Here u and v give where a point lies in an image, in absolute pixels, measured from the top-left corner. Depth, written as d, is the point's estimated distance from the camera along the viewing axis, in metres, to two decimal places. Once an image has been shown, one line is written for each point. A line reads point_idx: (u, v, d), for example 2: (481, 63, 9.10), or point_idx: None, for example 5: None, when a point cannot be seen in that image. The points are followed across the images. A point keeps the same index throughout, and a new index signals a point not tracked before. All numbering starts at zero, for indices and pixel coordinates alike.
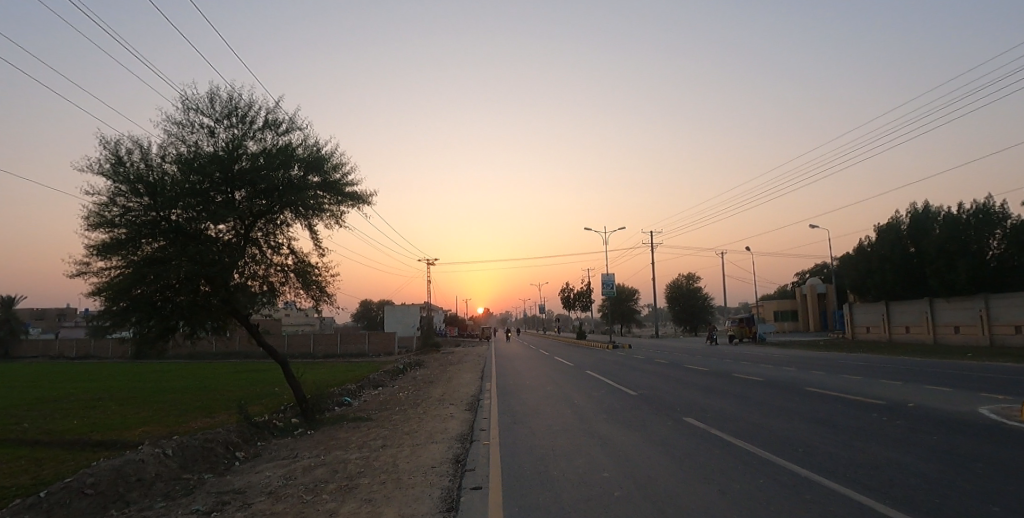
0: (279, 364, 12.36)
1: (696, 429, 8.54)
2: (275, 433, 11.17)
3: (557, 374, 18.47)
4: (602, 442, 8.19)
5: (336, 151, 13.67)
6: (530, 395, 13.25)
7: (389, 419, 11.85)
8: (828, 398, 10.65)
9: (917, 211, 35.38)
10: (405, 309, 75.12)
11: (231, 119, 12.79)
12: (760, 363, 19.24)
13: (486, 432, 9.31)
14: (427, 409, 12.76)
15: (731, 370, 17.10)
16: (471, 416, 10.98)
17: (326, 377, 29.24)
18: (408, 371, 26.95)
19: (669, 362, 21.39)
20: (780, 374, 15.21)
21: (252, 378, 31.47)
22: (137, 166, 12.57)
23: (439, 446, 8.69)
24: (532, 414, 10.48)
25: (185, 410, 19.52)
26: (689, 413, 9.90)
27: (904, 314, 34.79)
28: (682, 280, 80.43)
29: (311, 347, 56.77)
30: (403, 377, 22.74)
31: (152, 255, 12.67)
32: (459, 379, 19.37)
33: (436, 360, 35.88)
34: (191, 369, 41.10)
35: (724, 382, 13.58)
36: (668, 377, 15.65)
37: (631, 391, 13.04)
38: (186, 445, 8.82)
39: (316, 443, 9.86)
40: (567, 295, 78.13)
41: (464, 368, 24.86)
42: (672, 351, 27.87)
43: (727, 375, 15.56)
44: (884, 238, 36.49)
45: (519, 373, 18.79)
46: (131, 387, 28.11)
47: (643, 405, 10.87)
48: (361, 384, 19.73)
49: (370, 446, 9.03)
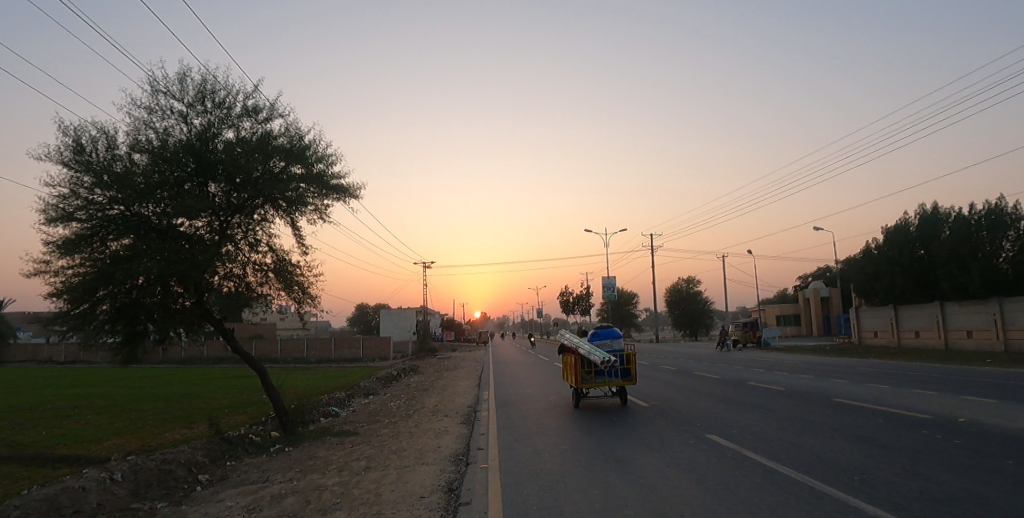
0: (256, 373, 11.19)
1: (726, 451, 7.44)
2: (249, 451, 10.02)
3: (559, 381, 17.42)
4: (618, 464, 7.13)
5: (320, 140, 12.70)
6: (532, 406, 12.19)
7: (377, 434, 10.73)
8: (865, 412, 9.61)
9: (926, 212, 34.52)
10: (402, 314, 74.01)
11: (205, 105, 11.83)
12: (775, 370, 18.18)
13: (484, 451, 8.19)
14: (419, 421, 11.66)
15: (746, 378, 16.03)
16: (467, 432, 9.85)
17: (318, 384, 28.06)
18: (402, 378, 25.77)
19: (677, 368, 20.36)
20: (800, 383, 14.16)
21: (241, 385, 30.27)
22: (101, 156, 11.52)
23: (430, 469, 7.56)
24: (536, 430, 9.41)
25: (164, 420, 18.33)
26: (712, 428, 8.86)
27: (913, 318, 33.75)
28: (682, 284, 79.44)
29: (305, 352, 55.50)
30: (396, 385, 21.62)
31: (118, 253, 11.54)
32: (456, 386, 18.28)
33: (431, 366, 34.78)
34: (179, 374, 39.79)
35: (743, 392, 12.53)
36: (679, 385, 14.59)
37: (642, 401, 12.01)
38: (138, 468, 7.67)
39: (292, 463, 8.75)
40: (566, 299, 77.05)
41: (461, 375, 23.79)
42: (678, 357, 26.86)
43: (743, 383, 14.52)
44: (892, 239, 35.73)
45: (519, 381, 17.73)
46: (113, 393, 26.86)
47: (658, 418, 9.83)
48: (352, 393, 18.60)
49: (351, 469, 7.88)
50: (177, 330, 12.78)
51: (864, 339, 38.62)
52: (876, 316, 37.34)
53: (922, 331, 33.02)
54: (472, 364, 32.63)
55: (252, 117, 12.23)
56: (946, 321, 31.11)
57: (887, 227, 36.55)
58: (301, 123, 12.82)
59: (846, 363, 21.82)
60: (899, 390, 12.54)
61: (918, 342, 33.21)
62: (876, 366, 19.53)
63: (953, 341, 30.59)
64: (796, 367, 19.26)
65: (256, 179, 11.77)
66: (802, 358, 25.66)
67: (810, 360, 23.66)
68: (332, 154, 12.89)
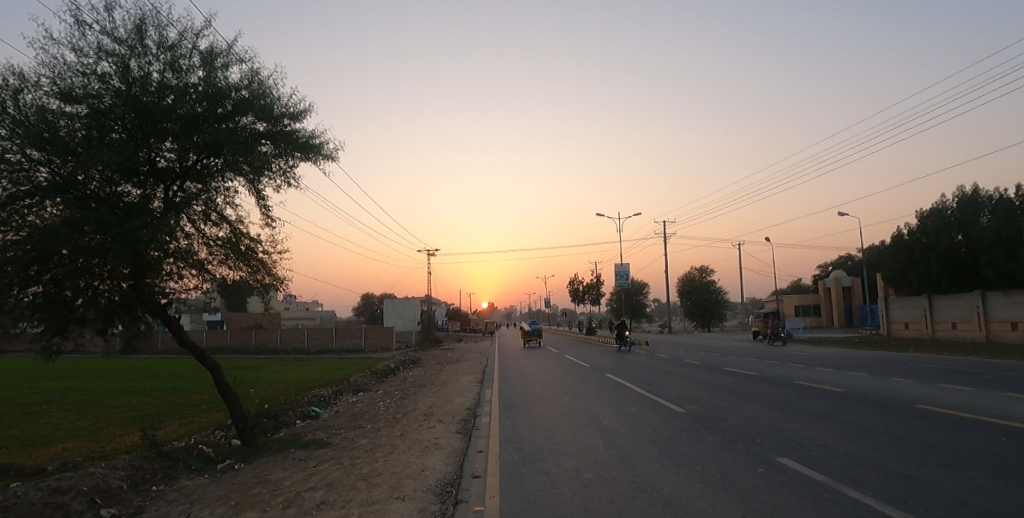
0: (210, 374, 9.21)
1: (816, 489, 5.33)
2: (189, 469, 8.07)
3: (572, 378, 15.41)
4: (669, 508, 5.03)
5: (287, 89, 10.65)
6: (543, 411, 10.16)
7: (353, 445, 8.75)
8: (971, 428, 7.53)
9: (965, 194, 31.94)
10: (406, 303, 72.43)
11: (149, 46, 9.86)
12: (816, 366, 16.05)
13: (482, 480, 6.13)
14: (406, 429, 9.66)
15: (786, 376, 13.92)
16: (463, 447, 7.84)
17: (309, 379, 26.19)
18: (399, 372, 23.78)
19: (703, 363, 18.35)
20: (857, 383, 12.10)
21: (231, 379, 28.57)
22: (17, 105, 9.41)
23: (405, 506, 5.52)
24: (548, 447, 7.36)
25: (131, 421, 16.47)
26: (781, 446, 6.78)
27: (949, 309, 31.43)
28: (693, 273, 77.32)
29: (305, 342, 53.91)
30: (391, 379, 19.79)
31: (41, 223, 9.42)
32: (456, 383, 16.39)
33: (432, 358, 32.81)
34: (172, 365, 38.07)
35: (795, 396, 10.41)
36: (713, 384, 12.49)
37: (675, 406, 9.92)
38: (11, 505, 5.72)
39: (232, 491, 6.73)
40: (574, 288, 74.98)
41: (462, 369, 21.80)
42: (698, 350, 24.76)
43: (788, 383, 12.38)
44: (928, 223, 33.22)
45: (527, 378, 15.80)
46: (93, 387, 25.18)
47: (704, 430, 7.75)
48: (339, 388, 16.69)
49: (302, 505, 5.85)
50: (118, 315, 10.73)
51: (893, 331, 36.31)
52: (907, 306, 35.01)
53: (959, 322, 30.69)
54: (475, 357, 30.78)
55: (205, 62, 10.13)
56: (988, 312, 28.73)
57: (921, 211, 33.97)
58: (268, 74, 10.77)
59: (889, 358, 19.64)
60: (984, 392, 10.45)
61: (955, 334, 30.86)
62: (928, 363, 17.33)
63: (995, 333, 28.21)
64: (836, 363, 17.20)
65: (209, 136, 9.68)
66: (836, 352, 23.48)
67: (847, 354, 21.50)
68: (301, 107, 10.85)
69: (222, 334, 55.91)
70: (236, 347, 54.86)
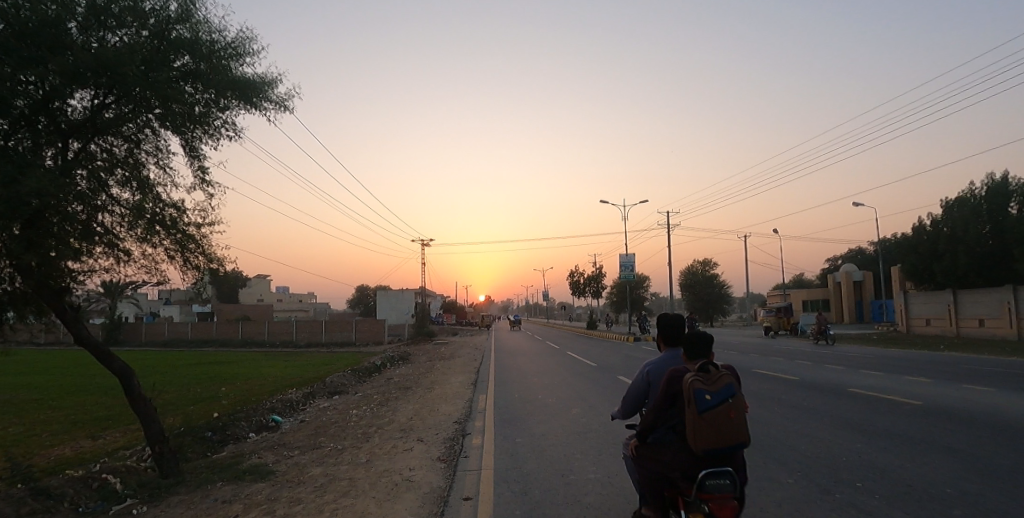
0: (118, 382, 7.05)
1: None
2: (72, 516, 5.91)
3: (580, 381, 13.33)
4: None
5: (232, 14, 8.34)
6: (551, 430, 8.01)
7: (301, 478, 6.61)
8: None
9: (994, 181, 29.95)
10: (400, 295, 70.44)
11: None
12: (859, 369, 13.97)
13: None
14: (376, 453, 7.54)
15: (834, 380, 11.82)
16: (444, 487, 5.70)
17: (288, 376, 24.04)
18: (385, 370, 21.61)
19: (726, 363, 16.35)
20: (926, 393, 10.11)
21: (207, 375, 26.47)
22: None
23: None
24: (564, 494, 5.24)
25: (71, 426, 14.30)
26: (904, 502, 4.64)
27: (976, 305, 29.54)
28: (697, 266, 75.42)
29: (294, 335, 51.78)
30: (375, 379, 17.73)
31: None
32: (447, 385, 14.31)
33: (424, 354, 30.74)
34: (148, 360, 35.79)
35: (868, 412, 8.27)
36: (751, 392, 10.49)
37: None
38: None
39: None
40: (574, 281, 72.96)
41: (456, 367, 19.82)
42: (713, 348, 22.75)
43: (843, 392, 10.28)
44: (953, 213, 31.20)
45: (527, 380, 13.73)
46: (50, 383, 22.97)
47: (775, 468, 5.66)
48: (312, 390, 14.56)
49: None
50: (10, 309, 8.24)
51: (913, 327, 34.44)
52: (928, 301, 33.03)
53: (987, 319, 28.83)
54: (469, 353, 28.71)
55: None
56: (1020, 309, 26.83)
57: (947, 200, 31.93)
58: None
59: (932, 359, 17.60)
60: None
61: (983, 332, 29.00)
62: (984, 367, 15.30)
63: None
64: (878, 364, 15.19)
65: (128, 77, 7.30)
66: (866, 351, 21.44)
67: (882, 355, 19.45)
68: (251, 43, 8.59)
69: (208, 326, 53.76)
70: (222, 339, 52.85)
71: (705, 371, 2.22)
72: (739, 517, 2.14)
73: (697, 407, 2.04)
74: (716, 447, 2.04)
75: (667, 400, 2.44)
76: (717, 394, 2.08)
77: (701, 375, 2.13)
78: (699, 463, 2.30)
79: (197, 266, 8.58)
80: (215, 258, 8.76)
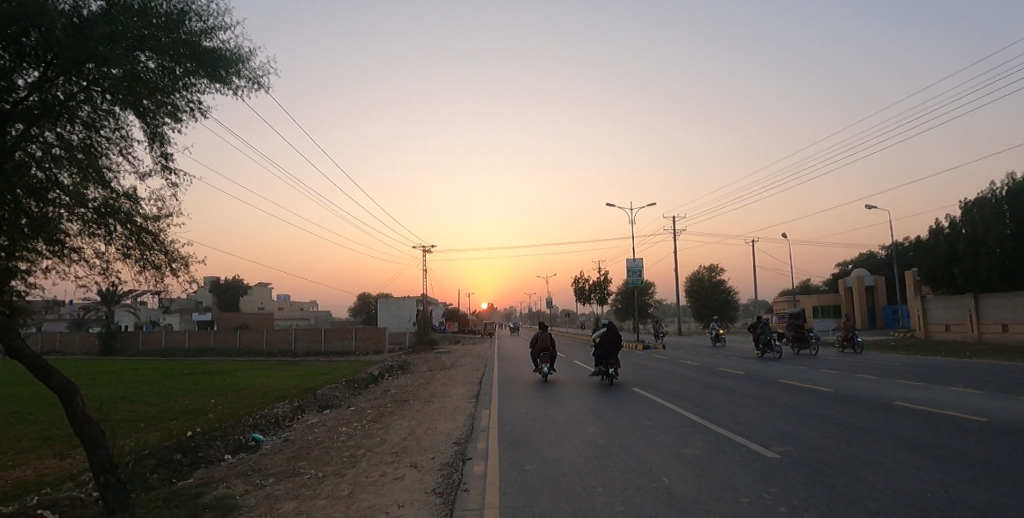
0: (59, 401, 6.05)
1: None
2: None
3: (591, 395, 12.24)
4: None
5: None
6: (565, 453, 6.92)
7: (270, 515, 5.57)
8: None
9: (1016, 180, 28.84)
10: (401, 303, 69.40)
11: None
12: (894, 379, 12.80)
13: None
14: (362, 482, 6.48)
15: (873, 392, 10.66)
16: None
17: (282, 387, 22.97)
18: (382, 381, 20.52)
19: (746, 373, 15.25)
20: (982, 407, 9.05)
21: (198, 386, 25.43)
22: None
23: None
24: None
25: (40, 443, 13.23)
26: None
27: (999, 309, 28.32)
28: (703, 272, 74.20)
29: (292, 344, 50.78)
30: (371, 391, 16.62)
31: None
32: (446, 398, 13.24)
33: (425, 363, 29.62)
34: (140, 370, 34.74)
35: (931, 432, 7.14)
36: (785, 406, 9.44)
37: (759, 447, 6.75)
38: None
39: None
40: (577, 287, 71.84)
41: (458, 378, 18.72)
42: (728, 356, 21.61)
43: (889, 406, 9.14)
44: (973, 214, 30.05)
45: (534, 393, 12.65)
46: (32, 395, 21.93)
47: (847, 508, 4.60)
48: (301, 404, 13.50)
49: None
50: None
51: (931, 333, 33.16)
52: (947, 306, 31.79)
53: (1011, 324, 27.61)
54: (470, 362, 27.60)
55: None
56: None
57: (965, 201, 30.84)
58: None
59: (967, 367, 16.44)
60: None
61: (1007, 337, 27.75)
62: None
63: None
64: (914, 374, 14.06)
65: (83, 51, 6.28)
66: (892, 359, 20.22)
67: (911, 363, 18.23)
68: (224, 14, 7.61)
69: (205, 335, 52.83)
70: (219, 349, 51.82)
71: (542, 331, 15.74)
72: (549, 353, 15.43)
73: (542, 334, 15.54)
74: (547, 340, 15.54)
75: (538, 338, 15.75)
76: (544, 335, 15.58)
77: (541, 333, 15.65)
78: (544, 345, 15.65)
79: (157, 265, 7.71)
80: (178, 257, 7.92)
